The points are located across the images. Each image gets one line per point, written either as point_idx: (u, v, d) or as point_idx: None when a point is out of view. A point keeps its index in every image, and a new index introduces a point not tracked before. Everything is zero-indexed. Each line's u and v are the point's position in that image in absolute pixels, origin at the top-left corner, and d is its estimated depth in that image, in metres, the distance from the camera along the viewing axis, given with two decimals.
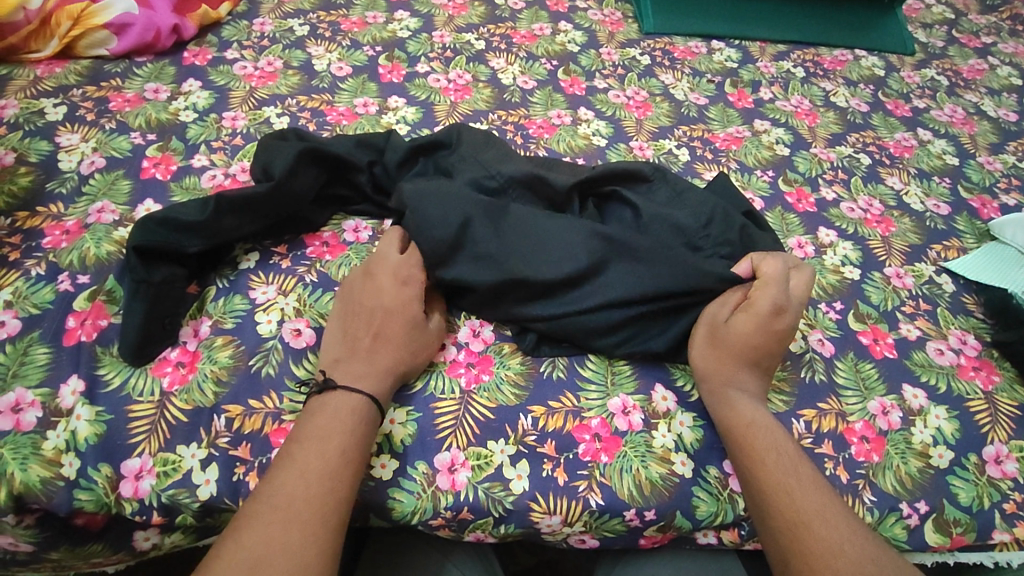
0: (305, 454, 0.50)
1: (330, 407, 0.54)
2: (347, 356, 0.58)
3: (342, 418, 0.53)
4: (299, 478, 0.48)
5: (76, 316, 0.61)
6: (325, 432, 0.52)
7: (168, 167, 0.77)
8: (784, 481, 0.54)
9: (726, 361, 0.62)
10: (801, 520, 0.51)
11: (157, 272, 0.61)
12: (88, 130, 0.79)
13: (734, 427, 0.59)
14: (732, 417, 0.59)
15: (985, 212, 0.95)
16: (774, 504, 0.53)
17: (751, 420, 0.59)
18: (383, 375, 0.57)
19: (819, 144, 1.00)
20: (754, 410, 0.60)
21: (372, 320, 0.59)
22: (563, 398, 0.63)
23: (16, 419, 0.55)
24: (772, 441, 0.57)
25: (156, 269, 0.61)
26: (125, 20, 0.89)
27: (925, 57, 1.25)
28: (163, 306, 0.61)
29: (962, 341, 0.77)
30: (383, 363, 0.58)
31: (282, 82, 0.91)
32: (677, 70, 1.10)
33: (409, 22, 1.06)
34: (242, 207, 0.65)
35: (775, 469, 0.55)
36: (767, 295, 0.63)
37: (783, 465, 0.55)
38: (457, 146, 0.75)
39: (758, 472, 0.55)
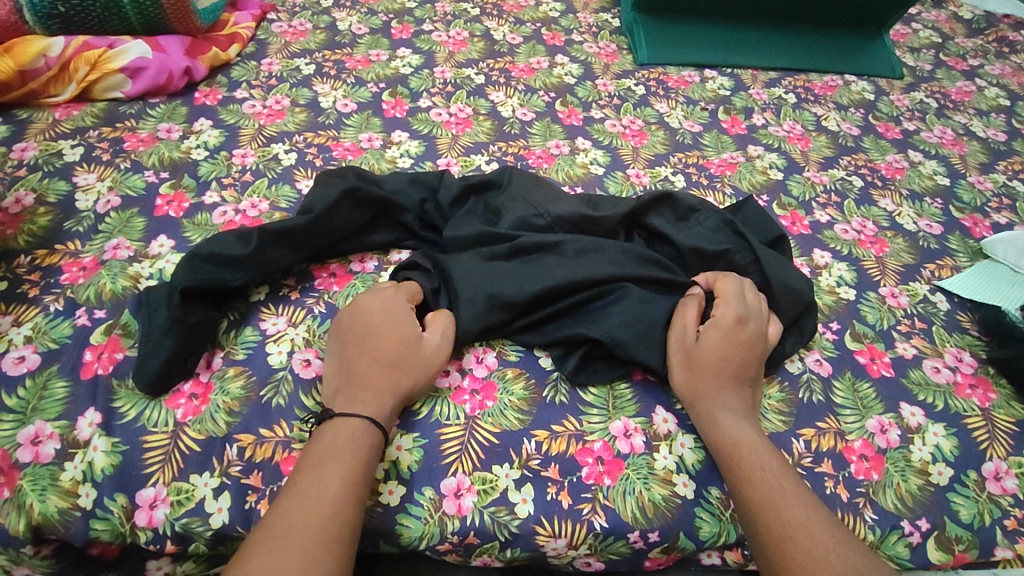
0: (304, 486, 0.51)
1: (339, 437, 0.55)
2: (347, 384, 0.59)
3: (352, 444, 0.55)
4: (296, 506, 0.49)
5: (92, 350, 0.63)
6: (337, 464, 0.53)
7: (180, 205, 0.80)
8: (775, 495, 0.55)
9: (704, 379, 0.63)
10: (788, 535, 0.52)
11: (193, 314, 0.63)
12: (103, 169, 0.83)
13: (721, 445, 0.60)
14: (721, 437, 0.60)
15: (977, 231, 0.97)
16: (762, 522, 0.54)
17: (743, 434, 0.60)
18: (383, 400, 0.58)
19: (812, 168, 1.03)
20: (747, 423, 0.61)
21: (385, 342, 0.61)
22: (565, 421, 0.65)
23: (36, 451, 0.57)
24: (762, 460, 0.57)
25: (193, 310, 0.64)
26: (139, 64, 0.93)
27: (913, 81, 1.28)
28: (190, 346, 0.62)
29: (958, 359, 0.78)
30: (383, 383, 0.59)
31: (289, 120, 0.95)
32: (671, 99, 1.13)
33: (411, 59, 1.10)
34: (284, 239, 0.68)
35: (761, 485, 0.55)
36: (721, 308, 0.66)
37: (773, 479, 0.56)
38: (507, 186, 0.79)
39: (744, 488, 0.56)
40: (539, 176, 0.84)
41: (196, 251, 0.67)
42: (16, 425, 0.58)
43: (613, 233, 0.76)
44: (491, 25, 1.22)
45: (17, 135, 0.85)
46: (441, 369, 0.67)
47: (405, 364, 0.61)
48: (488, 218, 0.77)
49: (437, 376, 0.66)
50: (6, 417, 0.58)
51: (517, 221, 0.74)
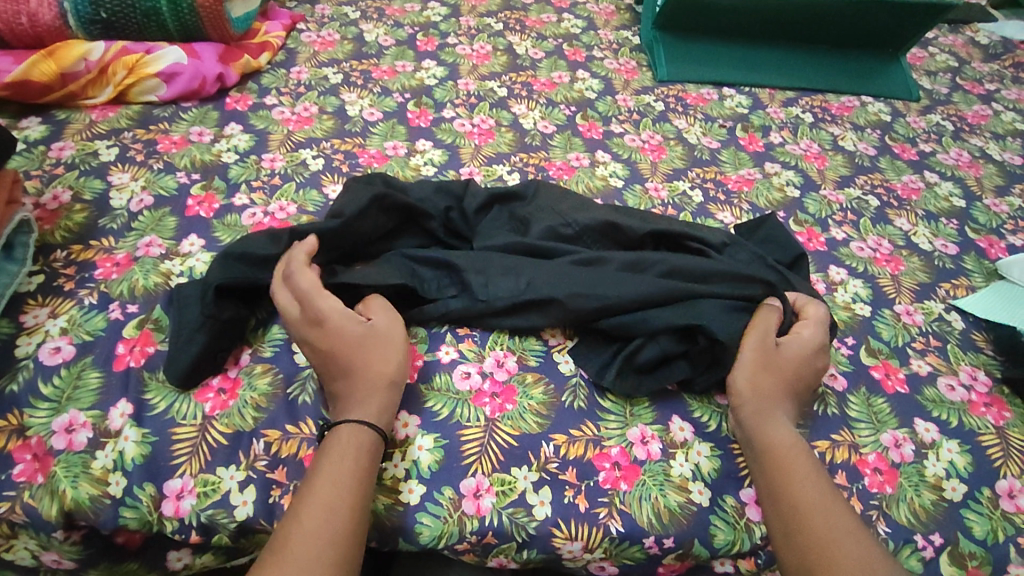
0: (312, 490, 0.52)
1: (351, 440, 0.56)
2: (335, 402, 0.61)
3: (348, 449, 0.56)
4: (310, 511, 0.51)
5: (125, 343, 0.65)
6: (347, 468, 0.54)
7: (211, 206, 0.82)
8: (815, 503, 0.55)
9: (778, 391, 0.64)
10: (834, 540, 0.52)
11: (225, 311, 0.65)
12: (137, 170, 0.85)
13: (771, 446, 0.60)
14: (774, 439, 0.60)
15: (993, 252, 0.98)
16: (800, 525, 0.54)
17: (789, 443, 0.60)
18: (369, 404, 0.59)
19: (828, 186, 1.04)
20: (794, 434, 0.61)
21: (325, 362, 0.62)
22: (583, 427, 0.66)
23: (69, 439, 0.59)
24: (805, 470, 0.58)
25: (225, 307, 0.65)
26: (174, 69, 0.96)
27: (930, 103, 1.30)
28: (221, 342, 0.64)
29: (973, 377, 0.78)
30: (369, 389, 0.60)
31: (317, 126, 0.97)
32: (689, 116, 1.15)
33: (436, 71, 1.13)
34: (313, 241, 0.70)
35: (806, 491, 0.56)
36: (809, 329, 0.68)
37: (816, 489, 0.56)
38: (533, 198, 0.81)
39: (789, 492, 0.56)
40: (564, 188, 0.86)
41: (229, 249, 0.69)
42: (52, 414, 0.60)
43: (640, 244, 0.77)
44: (514, 40, 1.24)
45: (55, 135, 0.88)
46: (462, 372, 0.68)
47: (366, 363, 0.61)
48: (514, 226, 0.79)
49: (458, 377, 0.68)
50: (42, 405, 0.60)
51: (546, 230, 0.76)
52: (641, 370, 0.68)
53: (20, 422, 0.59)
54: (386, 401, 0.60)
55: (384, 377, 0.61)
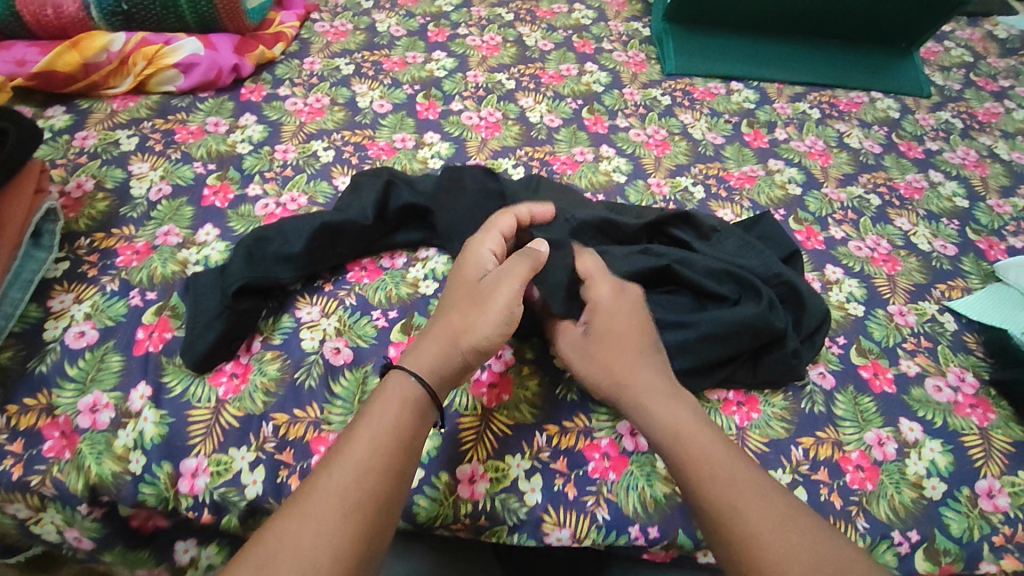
0: (351, 452, 0.51)
1: (393, 392, 0.56)
2: (423, 336, 0.61)
3: (397, 414, 0.54)
4: (347, 478, 0.50)
5: (144, 329, 0.69)
6: (379, 438, 0.52)
7: (226, 196, 0.85)
8: (732, 490, 0.52)
9: (634, 371, 0.61)
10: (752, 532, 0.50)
11: (242, 302, 0.68)
12: (156, 159, 0.88)
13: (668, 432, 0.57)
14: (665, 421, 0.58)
15: (992, 254, 0.99)
16: (726, 522, 0.51)
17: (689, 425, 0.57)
18: (427, 356, 0.58)
19: (831, 184, 1.06)
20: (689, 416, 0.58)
21: (449, 296, 0.64)
22: (576, 418, 0.69)
23: (93, 418, 0.63)
24: (712, 446, 0.55)
25: (242, 299, 0.69)
26: (191, 60, 0.98)
27: (940, 100, 1.30)
28: (235, 331, 0.68)
29: (961, 379, 0.80)
30: (441, 339, 0.59)
31: (328, 118, 1.00)
32: (696, 110, 1.16)
33: (446, 62, 1.15)
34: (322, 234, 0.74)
35: (717, 474, 0.53)
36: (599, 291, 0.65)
37: (724, 478, 0.53)
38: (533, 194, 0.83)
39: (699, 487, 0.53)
40: (567, 184, 0.88)
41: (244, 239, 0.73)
42: (77, 394, 0.64)
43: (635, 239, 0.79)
44: (524, 31, 1.26)
45: (79, 124, 0.92)
46: None
47: (456, 311, 0.62)
48: None
49: None
50: (68, 386, 0.65)
51: None
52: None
53: (48, 401, 0.64)
54: (450, 361, 0.59)
55: (466, 338, 0.59)
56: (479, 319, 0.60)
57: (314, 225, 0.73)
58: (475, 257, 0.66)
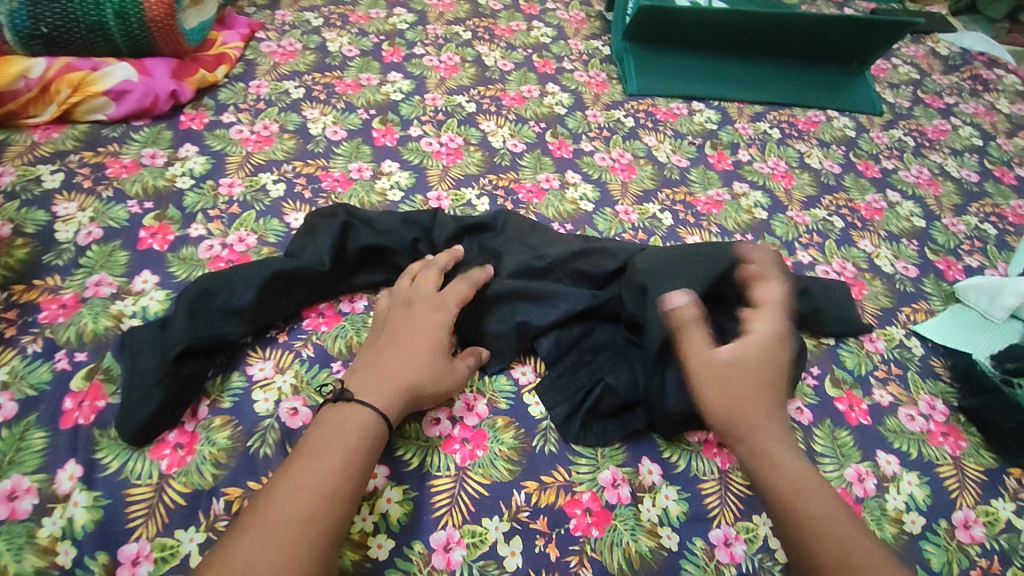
0: (302, 471, 0.53)
1: (351, 421, 0.57)
2: (367, 367, 0.62)
3: (353, 433, 0.56)
4: (295, 495, 0.51)
5: (72, 398, 0.62)
6: (331, 461, 0.54)
7: (165, 238, 0.78)
8: (823, 513, 0.57)
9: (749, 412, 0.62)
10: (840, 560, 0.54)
11: (185, 366, 0.63)
12: (85, 198, 0.80)
13: (786, 482, 0.59)
14: (783, 475, 0.59)
15: (951, 273, 1.01)
16: (810, 539, 0.55)
17: (802, 474, 0.59)
18: (387, 393, 0.60)
19: (795, 207, 1.06)
20: (803, 467, 0.60)
21: (406, 336, 0.65)
22: (555, 472, 0.66)
23: (11, 507, 0.55)
24: (815, 494, 0.58)
25: (185, 362, 0.63)
26: (124, 87, 0.91)
27: (892, 118, 1.32)
28: (179, 398, 0.62)
29: (932, 407, 0.80)
30: (393, 385, 0.60)
31: (277, 147, 0.93)
32: (659, 132, 1.15)
33: (402, 84, 1.10)
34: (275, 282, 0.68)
35: (811, 505, 0.57)
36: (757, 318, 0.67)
37: (823, 504, 0.57)
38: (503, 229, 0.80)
39: (800, 509, 0.57)
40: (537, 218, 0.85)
41: (186, 291, 0.67)
42: None
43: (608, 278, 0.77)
44: (483, 50, 1.22)
45: None
46: (432, 418, 0.67)
47: (420, 359, 0.63)
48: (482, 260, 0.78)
49: (428, 425, 0.67)
50: None
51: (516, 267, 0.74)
52: (607, 415, 0.69)
53: None
54: (403, 401, 0.60)
55: (416, 391, 0.62)
56: (440, 381, 0.64)
57: (263, 275, 0.67)
58: (432, 303, 0.68)
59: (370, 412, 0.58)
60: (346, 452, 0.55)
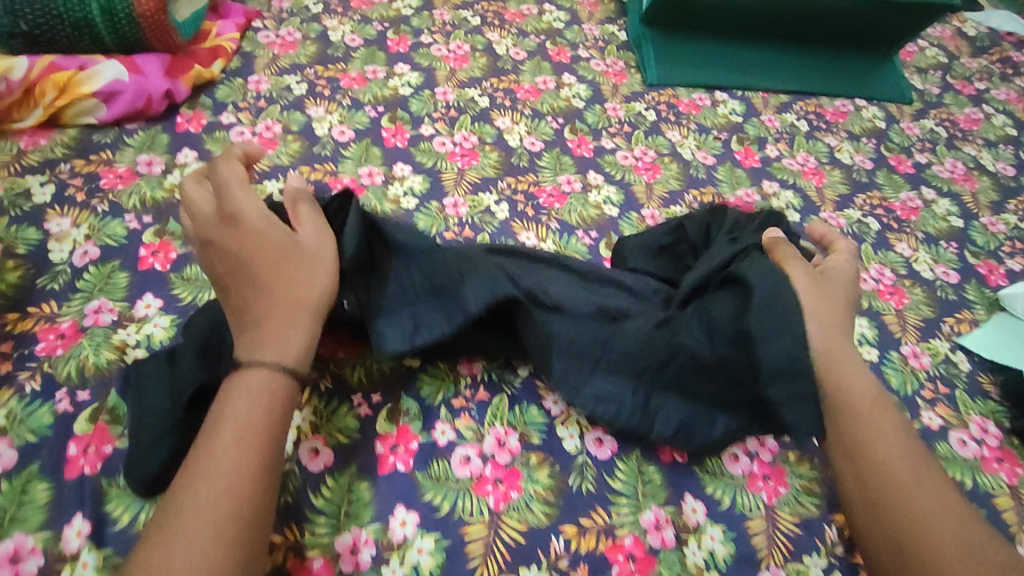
0: (223, 442, 0.46)
1: (243, 387, 0.49)
2: (247, 329, 0.53)
3: (264, 390, 0.50)
4: (221, 472, 0.45)
5: (77, 442, 0.57)
6: (245, 425, 0.48)
7: (167, 256, 0.73)
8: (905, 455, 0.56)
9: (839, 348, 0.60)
10: (918, 501, 0.53)
11: (198, 414, 0.57)
12: (78, 213, 0.75)
13: (868, 419, 0.57)
14: (864, 412, 0.58)
15: (992, 279, 0.96)
16: (892, 476, 0.54)
17: (889, 417, 0.58)
18: (286, 337, 0.52)
19: (827, 208, 1.01)
20: (888, 411, 0.59)
21: (250, 266, 0.55)
22: (594, 514, 0.62)
23: (15, 570, 0.51)
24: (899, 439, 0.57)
25: (198, 409, 0.57)
26: (115, 87, 0.84)
27: (923, 107, 1.26)
28: (191, 449, 0.56)
29: (983, 429, 0.77)
30: (284, 323, 0.53)
31: (282, 150, 0.87)
32: (683, 127, 1.08)
33: (411, 77, 1.03)
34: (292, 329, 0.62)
35: (895, 448, 0.56)
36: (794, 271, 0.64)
37: (904, 448, 0.56)
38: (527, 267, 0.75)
39: (883, 448, 0.56)
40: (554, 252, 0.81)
41: (194, 335, 0.61)
42: None
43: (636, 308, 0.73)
44: (494, 37, 1.15)
45: None
46: (461, 457, 0.64)
47: (286, 280, 0.54)
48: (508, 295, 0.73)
49: (457, 464, 0.63)
50: None
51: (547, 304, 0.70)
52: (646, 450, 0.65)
53: None
54: (308, 338, 0.54)
55: (305, 305, 0.54)
56: (314, 279, 0.56)
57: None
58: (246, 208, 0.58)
59: (278, 369, 0.51)
60: (261, 414, 0.48)
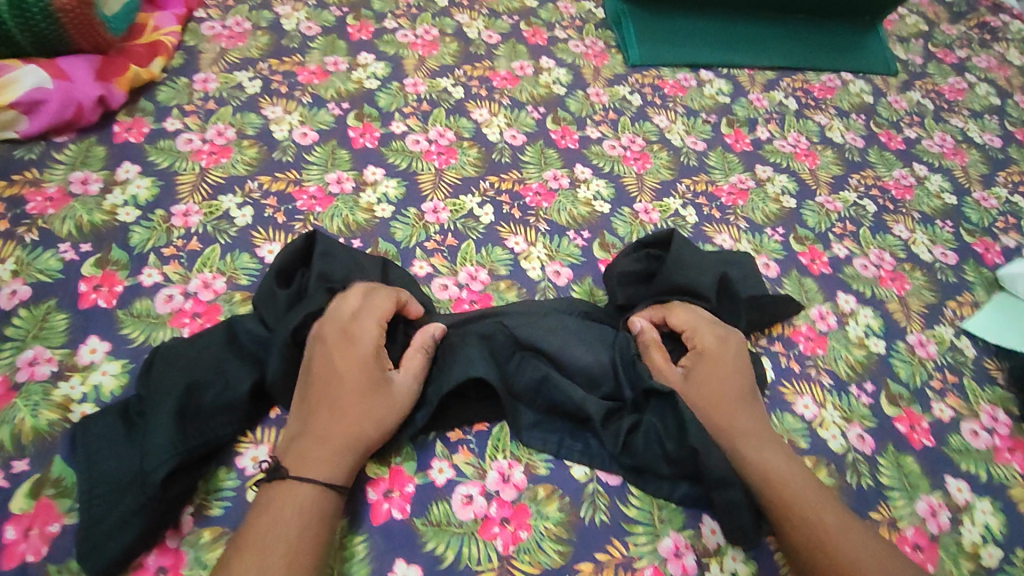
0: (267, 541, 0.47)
1: (288, 503, 0.49)
2: (307, 436, 0.53)
3: (310, 500, 0.50)
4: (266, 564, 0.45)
5: (16, 523, 0.49)
6: (292, 524, 0.48)
7: (112, 290, 0.64)
8: (817, 509, 0.54)
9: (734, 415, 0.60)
10: (844, 564, 0.51)
11: (173, 486, 0.51)
12: (3, 245, 0.65)
13: (766, 481, 0.56)
14: (760, 472, 0.56)
15: (989, 257, 0.94)
16: (814, 542, 0.53)
17: (788, 470, 0.57)
18: (338, 457, 0.52)
19: (823, 191, 0.96)
20: (782, 465, 0.57)
21: (324, 385, 0.55)
22: (610, 547, 0.57)
23: None
24: (807, 493, 0.55)
25: (173, 481, 0.51)
26: (37, 96, 0.73)
27: (908, 78, 1.23)
28: (164, 526, 0.50)
29: (994, 418, 0.75)
30: (339, 446, 0.53)
31: (237, 157, 0.78)
32: (670, 110, 1.02)
33: (376, 68, 0.94)
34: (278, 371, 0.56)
35: (804, 509, 0.54)
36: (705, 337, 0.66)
37: (814, 502, 0.55)
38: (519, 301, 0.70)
39: (792, 514, 0.54)
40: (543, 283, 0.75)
41: (167, 384, 0.54)
42: None
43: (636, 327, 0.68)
44: (463, 20, 1.06)
45: None
46: (463, 496, 0.57)
47: (352, 400, 0.54)
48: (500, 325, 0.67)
49: (459, 505, 0.57)
50: None
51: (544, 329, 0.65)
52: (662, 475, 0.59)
53: None
54: (354, 458, 0.53)
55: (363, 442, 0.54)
56: (383, 419, 0.55)
57: (227, 347, 0.58)
58: (343, 326, 0.57)
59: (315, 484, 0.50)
60: (310, 515, 0.49)
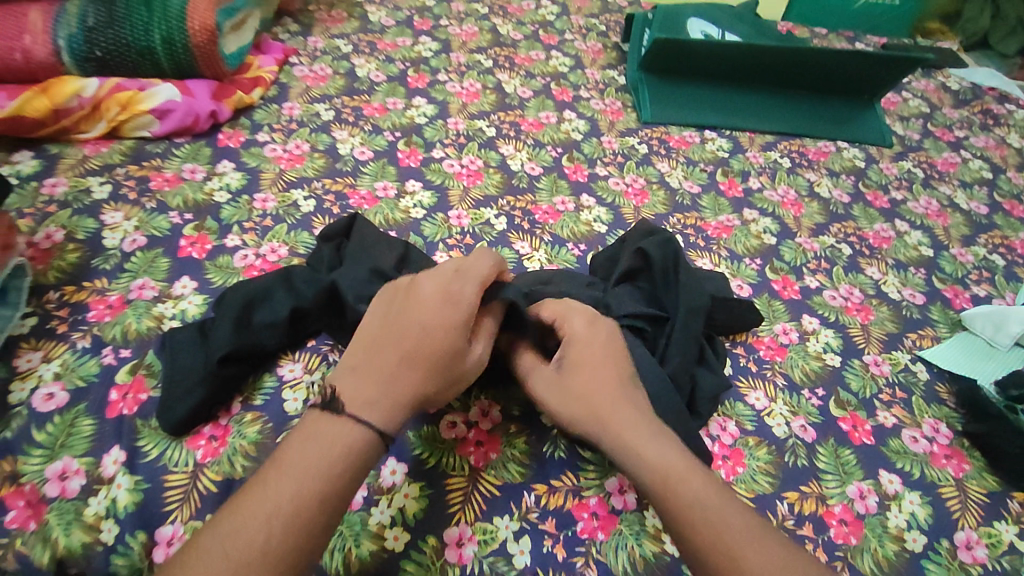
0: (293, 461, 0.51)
1: (333, 432, 0.54)
2: (370, 379, 0.58)
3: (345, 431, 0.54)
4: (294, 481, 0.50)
5: (118, 389, 0.67)
6: (323, 450, 0.52)
7: (203, 247, 0.83)
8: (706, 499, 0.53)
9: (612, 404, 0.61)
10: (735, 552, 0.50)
11: (227, 369, 0.67)
12: (130, 209, 0.86)
13: (654, 472, 0.56)
14: (652, 462, 0.56)
15: (958, 302, 1.03)
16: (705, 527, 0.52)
17: (675, 459, 0.57)
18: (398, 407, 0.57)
19: (803, 234, 1.09)
20: (670, 454, 0.57)
21: (407, 338, 0.59)
22: (564, 476, 0.69)
23: (62, 486, 0.60)
24: (700, 485, 0.54)
25: (228, 365, 0.67)
26: (168, 107, 0.97)
27: (902, 150, 1.35)
28: (217, 399, 0.66)
29: (935, 430, 0.82)
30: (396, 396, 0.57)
31: (309, 164, 0.99)
32: (672, 159, 1.19)
33: (426, 109, 1.15)
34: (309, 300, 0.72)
35: (692, 497, 0.53)
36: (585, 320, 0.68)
37: (708, 488, 0.54)
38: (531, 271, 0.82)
39: (682, 505, 0.53)
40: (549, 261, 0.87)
41: (231, 298, 0.71)
42: (44, 461, 0.62)
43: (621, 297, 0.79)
44: (503, 78, 1.28)
45: (48, 170, 0.89)
46: (449, 422, 0.71)
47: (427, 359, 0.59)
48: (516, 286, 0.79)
49: (444, 428, 0.70)
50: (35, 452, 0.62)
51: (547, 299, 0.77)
52: None
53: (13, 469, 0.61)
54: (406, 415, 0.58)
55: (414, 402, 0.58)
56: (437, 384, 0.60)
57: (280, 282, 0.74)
58: (446, 284, 0.62)
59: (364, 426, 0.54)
60: (339, 450, 0.53)
